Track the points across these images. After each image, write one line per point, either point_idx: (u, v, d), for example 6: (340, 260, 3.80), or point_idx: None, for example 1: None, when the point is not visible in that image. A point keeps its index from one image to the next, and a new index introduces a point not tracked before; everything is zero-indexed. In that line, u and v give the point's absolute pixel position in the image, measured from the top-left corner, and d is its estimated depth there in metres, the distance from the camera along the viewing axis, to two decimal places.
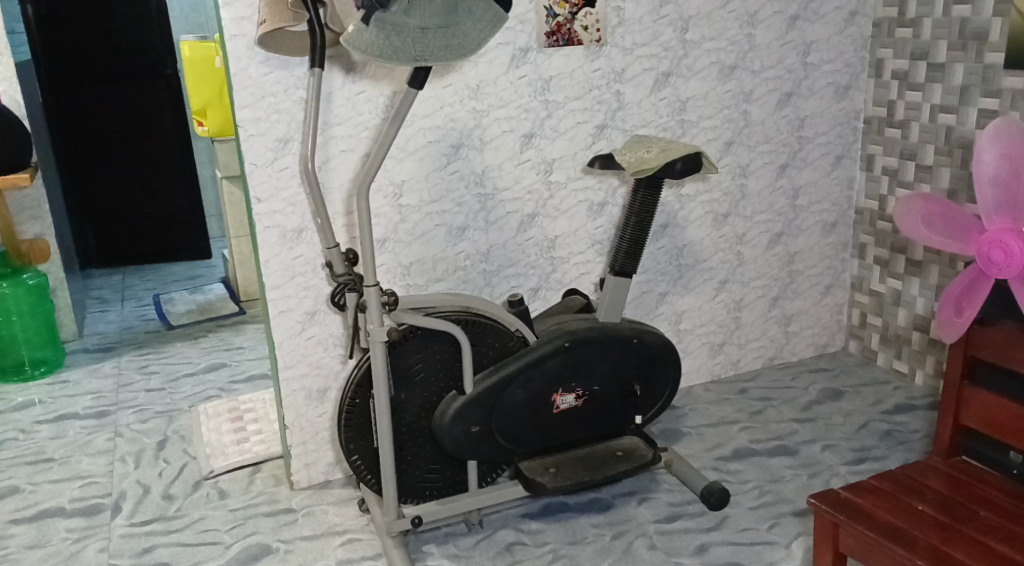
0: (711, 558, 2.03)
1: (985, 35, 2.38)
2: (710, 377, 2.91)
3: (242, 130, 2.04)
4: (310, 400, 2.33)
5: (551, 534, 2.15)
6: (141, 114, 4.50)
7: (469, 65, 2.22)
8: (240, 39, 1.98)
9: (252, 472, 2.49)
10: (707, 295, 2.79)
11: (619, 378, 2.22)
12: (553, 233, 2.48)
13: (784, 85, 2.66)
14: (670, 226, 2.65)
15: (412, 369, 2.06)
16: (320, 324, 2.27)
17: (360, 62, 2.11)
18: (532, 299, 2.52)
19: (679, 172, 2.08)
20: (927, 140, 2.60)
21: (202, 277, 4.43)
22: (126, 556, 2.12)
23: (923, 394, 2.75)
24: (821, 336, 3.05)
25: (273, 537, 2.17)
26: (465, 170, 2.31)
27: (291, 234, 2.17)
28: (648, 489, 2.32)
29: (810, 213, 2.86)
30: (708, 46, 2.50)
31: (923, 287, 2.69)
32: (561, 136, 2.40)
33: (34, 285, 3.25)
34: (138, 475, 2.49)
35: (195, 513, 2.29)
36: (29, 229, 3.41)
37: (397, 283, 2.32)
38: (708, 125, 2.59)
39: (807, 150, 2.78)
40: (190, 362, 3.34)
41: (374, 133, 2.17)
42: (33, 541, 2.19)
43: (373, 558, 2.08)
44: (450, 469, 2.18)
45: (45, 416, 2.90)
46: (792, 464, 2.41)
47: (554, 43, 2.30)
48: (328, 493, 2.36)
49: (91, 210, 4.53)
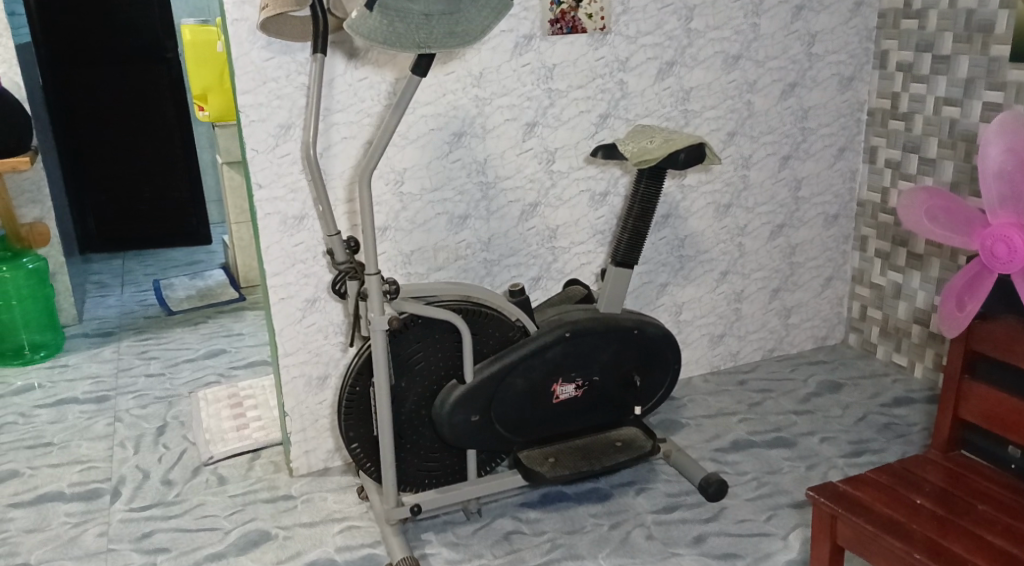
0: (708, 549, 2.03)
1: (991, 28, 2.37)
2: (710, 368, 2.91)
3: (243, 116, 2.03)
4: (310, 387, 2.33)
5: (549, 523, 2.15)
6: (141, 97, 4.48)
7: (471, 52, 2.21)
8: (243, 24, 1.97)
9: (252, 458, 2.49)
10: (708, 286, 2.79)
11: (619, 369, 2.22)
12: (554, 223, 2.48)
13: (788, 76, 2.65)
14: (671, 217, 2.64)
15: (412, 357, 2.06)
16: (321, 311, 2.27)
17: (362, 48, 2.09)
18: (533, 288, 2.52)
19: (682, 162, 2.06)
20: (931, 132, 2.59)
21: (202, 262, 4.42)
22: (126, 540, 2.12)
23: (922, 387, 2.75)
24: (821, 328, 3.05)
25: (272, 523, 2.18)
26: (467, 158, 2.30)
27: (292, 221, 2.17)
28: (647, 479, 2.32)
29: (812, 205, 2.86)
30: (712, 36, 2.49)
31: (924, 280, 2.69)
32: (564, 125, 2.39)
33: (34, 269, 3.25)
34: (137, 460, 2.50)
35: (195, 499, 2.30)
36: (29, 212, 3.40)
37: (398, 271, 2.32)
38: (711, 115, 2.58)
39: (810, 141, 2.76)
40: (190, 348, 3.34)
41: (376, 120, 2.16)
42: (33, 525, 2.20)
43: (372, 546, 2.08)
44: (450, 457, 2.19)
45: (45, 400, 2.90)
46: (790, 455, 2.41)
47: (558, 31, 2.29)
48: (327, 480, 2.37)
49: (92, 195, 4.52)
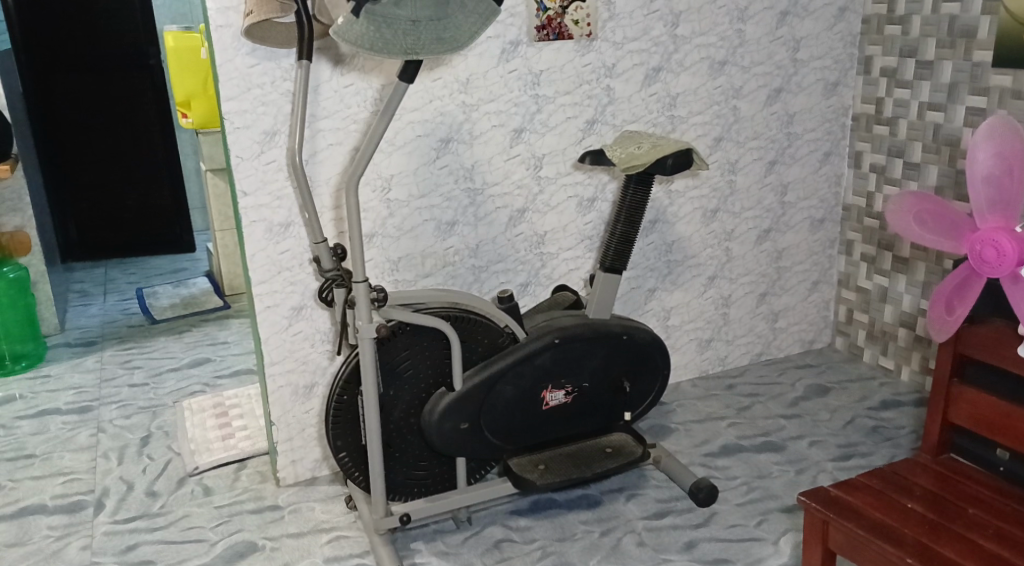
0: (699, 555, 2.02)
1: (973, 33, 2.39)
2: (698, 373, 2.91)
3: (227, 123, 2.01)
4: (297, 396, 2.30)
5: (539, 530, 2.14)
6: (123, 103, 4.43)
7: (458, 58, 2.20)
8: (227, 30, 1.95)
9: (237, 468, 2.46)
10: (696, 291, 2.79)
11: (608, 375, 2.21)
12: (542, 229, 2.47)
13: (774, 81, 2.65)
14: (659, 222, 2.64)
15: (400, 366, 2.04)
16: (308, 319, 2.25)
17: (348, 54, 2.08)
18: (522, 294, 2.51)
19: (670, 168, 2.06)
20: (915, 137, 2.61)
21: (185, 270, 4.38)
22: (110, 553, 2.09)
23: (909, 390, 2.76)
24: (808, 332, 3.06)
25: (259, 534, 2.15)
26: (454, 164, 2.29)
27: (278, 228, 2.15)
28: (637, 485, 2.31)
29: (798, 210, 2.87)
30: (698, 42, 2.49)
31: (910, 284, 2.70)
32: (551, 131, 2.39)
33: (15, 279, 3.21)
34: (121, 472, 2.46)
35: (180, 510, 2.27)
36: (10, 221, 3.36)
37: (385, 278, 2.30)
38: (698, 120, 2.58)
39: (796, 146, 2.77)
40: (174, 357, 3.30)
41: (362, 126, 2.15)
42: (14, 539, 2.16)
43: (361, 556, 2.06)
44: (439, 465, 2.17)
45: (26, 411, 2.85)
46: (779, 460, 2.41)
47: (544, 37, 2.29)
48: (315, 490, 2.34)
49: (73, 202, 4.47)
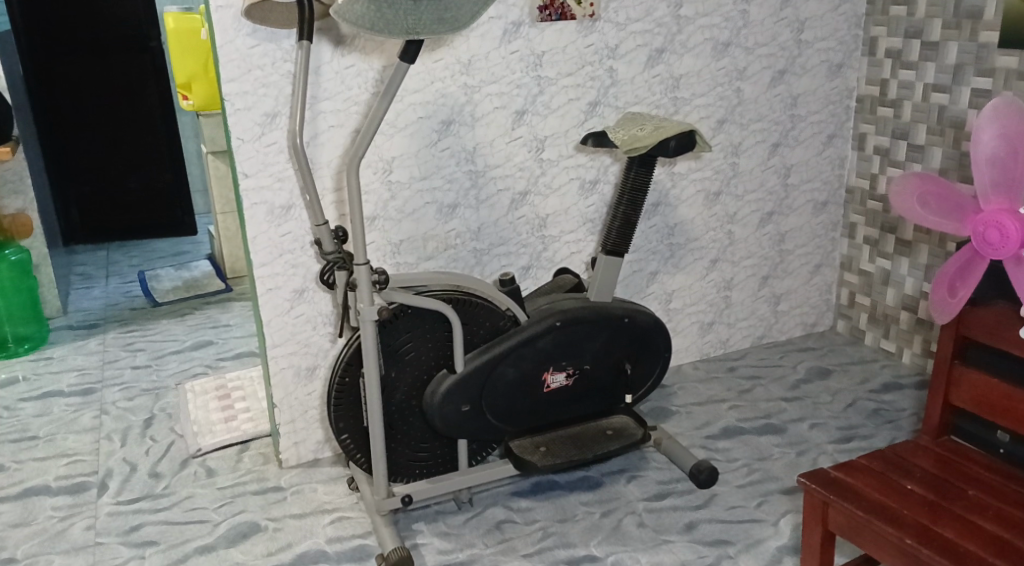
0: (699, 536, 2.03)
1: (979, 14, 2.37)
2: (700, 356, 2.91)
3: (228, 104, 2.00)
4: (299, 378, 2.31)
5: (540, 511, 2.15)
6: (124, 85, 4.42)
7: (460, 39, 2.19)
8: (227, 10, 1.93)
9: (240, 450, 2.48)
10: (698, 274, 2.79)
11: (610, 357, 2.21)
12: (544, 212, 2.46)
13: (777, 62, 2.64)
14: (661, 205, 2.63)
15: (402, 348, 2.04)
16: (310, 302, 2.25)
17: (349, 35, 2.07)
18: (523, 277, 2.51)
19: (673, 150, 2.05)
20: (919, 119, 2.59)
21: (187, 253, 4.37)
22: (114, 533, 2.10)
23: (910, 373, 2.76)
24: (810, 315, 3.05)
25: (262, 515, 2.16)
26: (456, 146, 2.28)
27: (279, 210, 2.14)
28: (638, 467, 2.32)
29: (800, 192, 2.85)
30: (701, 23, 2.47)
31: (913, 267, 2.70)
32: (553, 113, 2.37)
33: (17, 261, 3.19)
34: (124, 453, 2.48)
35: (183, 491, 2.28)
36: (11, 203, 3.36)
37: (387, 261, 2.30)
38: (702, 102, 2.56)
39: (800, 128, 2.76)
40: (177, 339, 3.31)
41: (363, 108, 2.14)
42: (18, 520, 2.17)
43: (363, 537, 2.07)
44: (441, 447, 2.18)
45: (29, 393, 2.86)
46: (780, 442, 2.42)
47: (547, 18, 2.27)
48: (317, 471, 2.35)
49: (74, 184, 4.47)
